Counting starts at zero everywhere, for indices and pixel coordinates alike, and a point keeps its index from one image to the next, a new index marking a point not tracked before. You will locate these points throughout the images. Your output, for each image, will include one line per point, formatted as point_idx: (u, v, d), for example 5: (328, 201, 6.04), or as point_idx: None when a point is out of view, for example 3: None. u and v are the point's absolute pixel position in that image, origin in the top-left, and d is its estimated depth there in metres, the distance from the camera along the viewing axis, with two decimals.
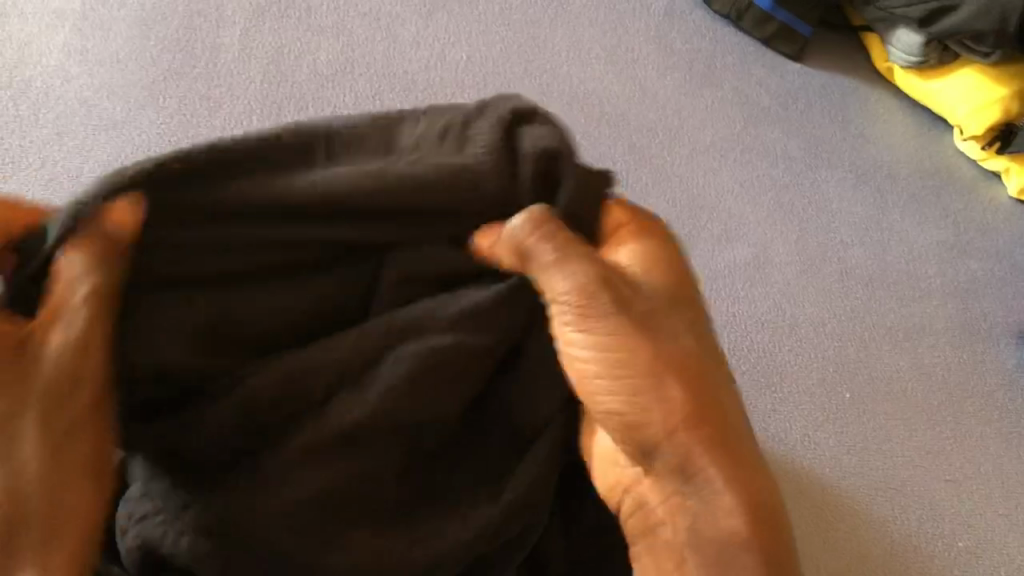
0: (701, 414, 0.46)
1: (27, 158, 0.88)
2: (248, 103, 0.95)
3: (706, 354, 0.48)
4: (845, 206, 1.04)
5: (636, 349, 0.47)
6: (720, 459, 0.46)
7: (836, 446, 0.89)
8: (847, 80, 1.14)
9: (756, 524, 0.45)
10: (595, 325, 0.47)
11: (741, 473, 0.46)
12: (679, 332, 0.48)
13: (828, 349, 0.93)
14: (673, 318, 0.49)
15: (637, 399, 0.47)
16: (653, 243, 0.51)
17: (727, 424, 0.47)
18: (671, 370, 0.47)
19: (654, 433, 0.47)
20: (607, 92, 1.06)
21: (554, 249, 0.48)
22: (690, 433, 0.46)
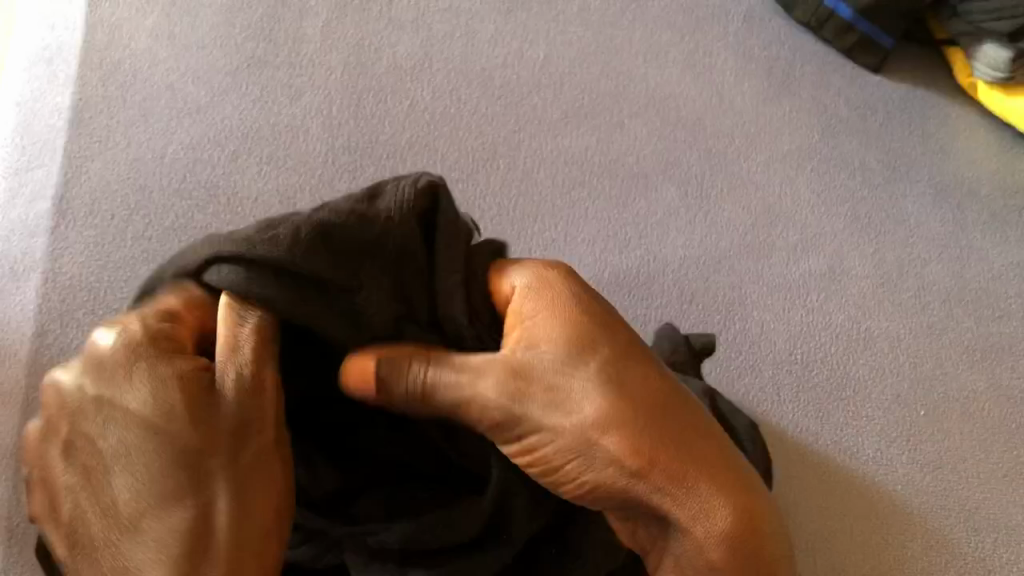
0: (641, 470, 0.49)
1: (114, 138, 0.89)
2: (328, 94, 0.96)
3: (617, 410, 0.50)
4: (924, 222, 1.02)
5: (559, 439, 0.50)
6: (672, 493, 0.50)
7: (909, 464, 0.87)
8: (929, 95, 1.12)
9: (731, 545, 0.50)
10: (523, 428, 0.51)
11: (698, 497, 0.50)
12: (587, 388, 0.51)
13: (902, 365, 0.91)
14: (577, 380, 0.51)
15: (584, 484, 0.51)
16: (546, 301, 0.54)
17: (670, 462, 0.50)
18: (595, 427, 0.50)
19: (613, 496, 0.51)
20: (684, 96, 1.05)
21: (437, 379, 0.51)
22: (639, 486, 0.50)
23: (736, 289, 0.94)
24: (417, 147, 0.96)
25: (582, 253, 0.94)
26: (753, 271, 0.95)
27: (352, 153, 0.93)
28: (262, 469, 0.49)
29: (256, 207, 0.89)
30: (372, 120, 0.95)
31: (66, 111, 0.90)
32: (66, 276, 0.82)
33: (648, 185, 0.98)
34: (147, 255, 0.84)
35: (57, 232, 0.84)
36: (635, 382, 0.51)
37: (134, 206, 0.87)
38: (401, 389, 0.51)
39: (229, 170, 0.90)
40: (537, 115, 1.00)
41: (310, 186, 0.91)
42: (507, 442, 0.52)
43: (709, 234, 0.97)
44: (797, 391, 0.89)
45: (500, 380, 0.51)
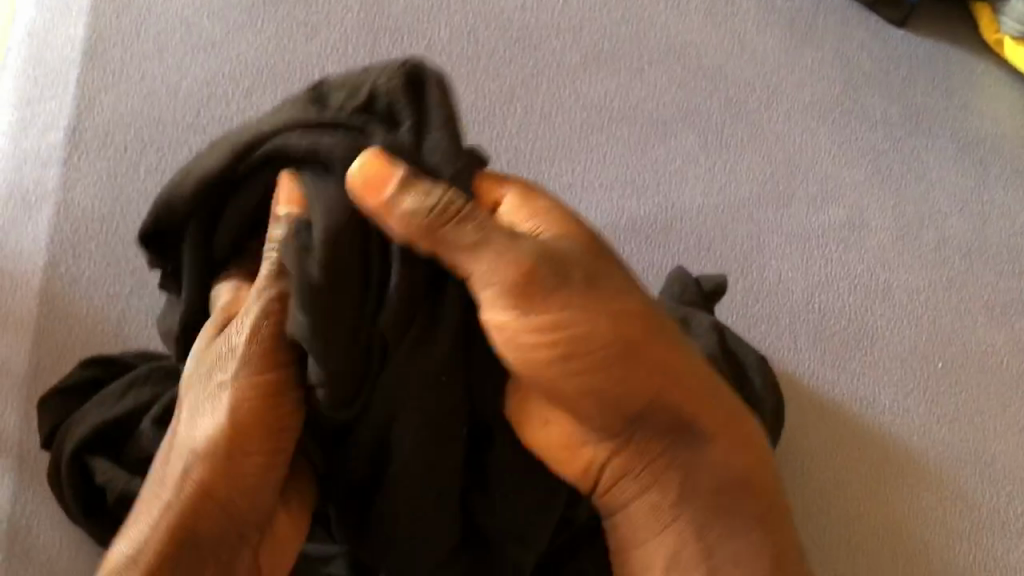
0: (669, 373, 0.58)
1: (127, 72, 0.88)
2: (344, 33, 0.94)
3: (653, 316, 0.57)
4: (945, 177, 1.00)
5: (610, 329, 0.55)
6: (690, 397, 0.60)
7: (925, 415, 0.86)
8: (953, 49, 1.10)
9: (730, 437, 0.62)
10: (554, 309, 0.54)
11: (706, 403, 0.60)
12: (617, 288, 0.56)
13: (921, 317, 0.90)
14: (607, 276, 0.56)
15: (616, 370, 0.56)
16: (536, 215, 0.58)
17: (686, 371, 0.59)
18: (630, 321, 0.56)
19: (635, 397, 0.58)
20: (705, 44, 1.03)
21: (473, 233, 0.53)
22: (667, 389, 0.58)
23: (754, 238, 0.93)
24: None
25: (598, 198, 0.93)
26: (771, 220, 0.94)
27: None
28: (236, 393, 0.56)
29: None
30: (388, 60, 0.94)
31: (79, 43, 0.88)
32: (79, 207, 0.82)
33: (668, 132, 0.97)
34: (160, 189, 0.84)
35: (70, 163, 0.83)
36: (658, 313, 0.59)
37: (147, 140, 0.85)
38: (432, 220, 0.52)
39: (244, 106, 0.89)
40: (555, 60, 0.99)
41: None
42: (517, 327, 0.53)
43: (729, 181, 0.95)
44: (814, 340, 0.88)
45: (533, 253, 0.54)
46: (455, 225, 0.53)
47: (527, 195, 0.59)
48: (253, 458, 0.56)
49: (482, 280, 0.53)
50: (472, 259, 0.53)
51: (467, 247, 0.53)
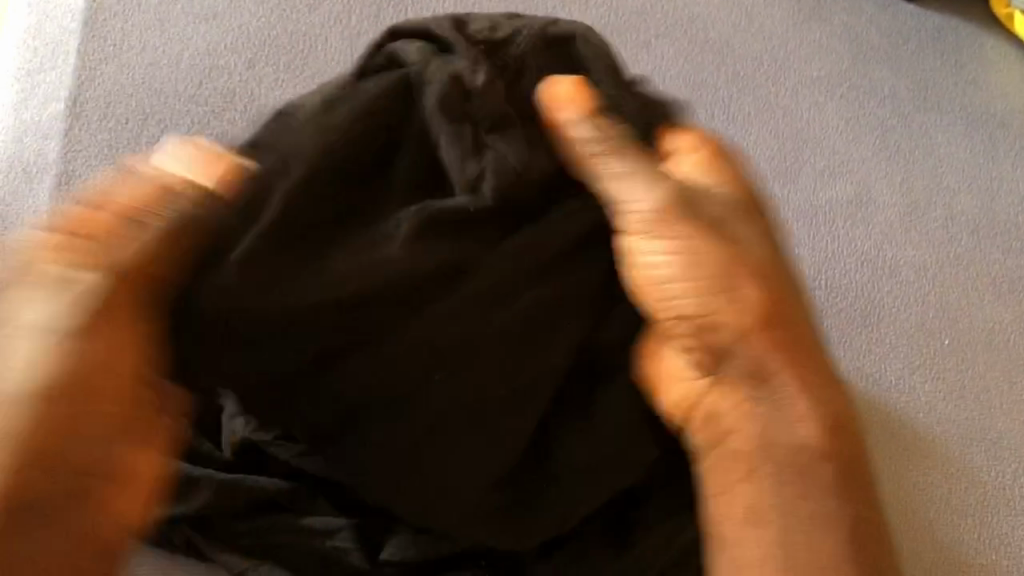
0: (774, 312, 0.48)
1: (128, 43, 0.87)
2: (348, 4, 0.93)
3: (781, 266, 0.51)
4: (953, 152, 0.99)
5: (733, 266, 0.49)
6: (797, 376, 0.47)
7: (932, 391, 0.86)
8: (963, 25, 1.09)
9: (829, 446, 0.45)
10: (675, 231, 0.49)
11: (819, 387, 0.47)
12: (754, 236, 0.51)
13: (928, 294, 0.90)
14: (747, 226, 0.51)
15: (716, 301, 0.48)
16: (722, 172, 0.53)
17: (809, 340, 0.48)
18: (755, 261, 0.49)
19: (732, 333, 0.48)
20: (713, 17, 1.03)
21: (623, 164, 0.50)
22: (763, 339, 0.47)
23: None
24: None
25: None
26: (779, 194, 0.93)
27: None
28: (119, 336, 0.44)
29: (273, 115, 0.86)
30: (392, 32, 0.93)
31: (79, 14, 0.87)
32: (80, 177, 0.80)
33: None
34: None
35: (70, 134, 0.82)
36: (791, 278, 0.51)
37: (149, 111, 0.84)
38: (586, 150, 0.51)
39: (247, 77, 0.87)
40: None
41: None
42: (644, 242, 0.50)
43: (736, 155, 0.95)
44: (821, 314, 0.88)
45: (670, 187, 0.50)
46: (609, 154, 0.51)
47: (715, 155, 0.53)
48: (98, 412, 0.42)
49: (630, 206, 0.50)
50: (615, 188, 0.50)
51: (613, 176, 0.50)
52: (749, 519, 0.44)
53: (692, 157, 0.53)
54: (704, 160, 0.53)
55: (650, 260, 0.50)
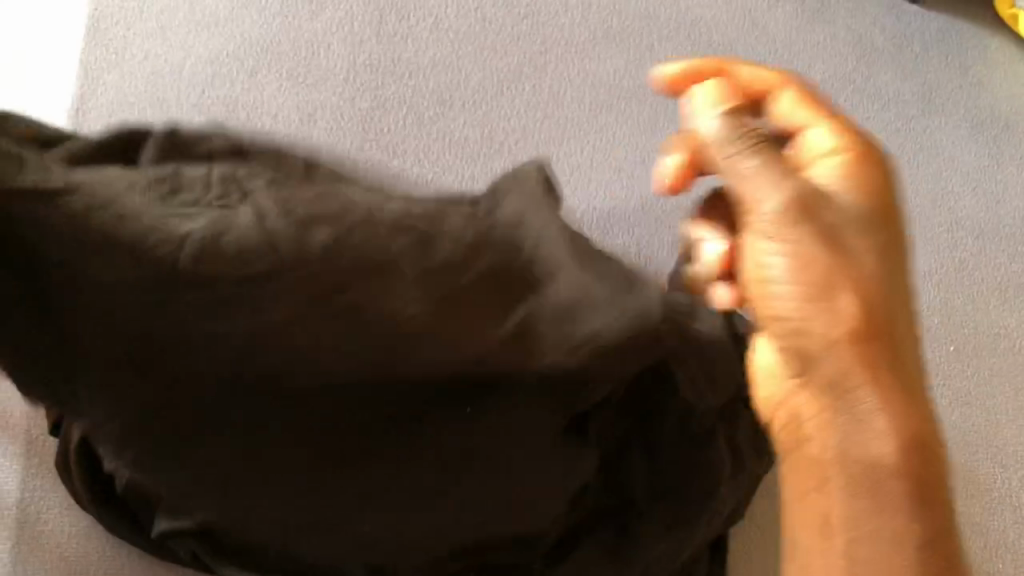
0: (875, 328, 0.43)
1: (130, 51, 0.87)
2: (350, 10, 0.93)
3: (897, 284, 0.44)
4: (958, 155, 0.99)
5: (840, 289, 0.43)
6: (875, 380, 0.43)
7: (936, 399, 0.85)
8: (968, 26, 1.08)
9: (905, 471, 0.42)
10: (785, 233, 0.44)
11: (905, 404, 0.43)
12: (869, 252, 0.44)
13: (933, 300, 0.90)
14: (866, 236, 0.44)
15: (806, 313, 0.44)
16: (866, 177, 0.45)
17: (904, 358, 0.43)
18: (856, 278, 0.43)
19: (818, 342, 0.43)
20: (716, 20, 1.03)
21: (758, 168, 0.45)
22: (853, 350, 0.42)
23: None
24: (441, 67, 0.93)
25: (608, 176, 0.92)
26: None
27: (373, 70, 0.91)
28: None
29: (277, 124, 0.86)
30: (395, 38, 0.93)
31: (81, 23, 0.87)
32: None
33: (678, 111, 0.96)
34: None
35: None
36: (915, 296, 0.45)
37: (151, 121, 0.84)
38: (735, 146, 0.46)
39: (248, 86, 0.87)
40: (563, 37, 0.98)
41: (331, 104, 0.88)
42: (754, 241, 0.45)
43: None
44: None
45: (790, 188, 0.44)
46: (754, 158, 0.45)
47: (867, 168, 0.46)
48: None
49: (753, 206, 0.45)
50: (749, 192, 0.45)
51: (741, 177, 0.45)
52: (821, 530, 0.44)
53: (834, 154, 0.46)
54: (848, 159, 0.46)
55: (762, 263, 0.45)
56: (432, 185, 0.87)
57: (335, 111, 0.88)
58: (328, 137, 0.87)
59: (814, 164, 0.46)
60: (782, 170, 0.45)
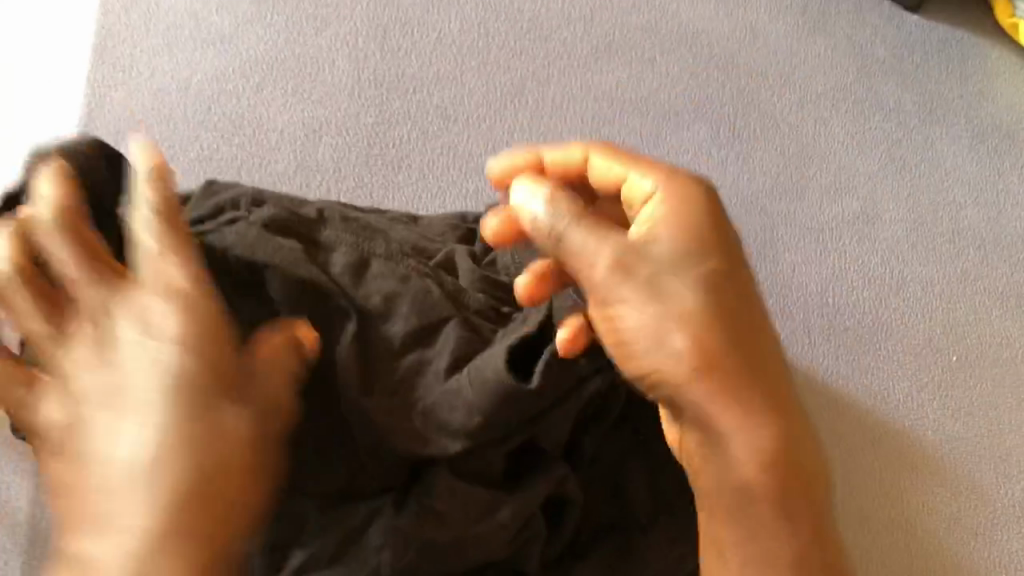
0: (711, 366, 0.50)
1: (136, 69, 0.87)
2: (354, 25, 0.94)
3: (730, 317, 0.51)
4: (959, 166, 1.00)
5: (670, 333, 0.51)
6: (726, 409, 0.50)
7: (939, 410, 0.85)
8: (968, 36, 1.09)
9: (769, 482, 0.50)
10: (625, 297, 0.51)
11: (751, 428, 0.50)
12: (690, 290, 0.51)
13: (935, 311, 0.90)
14: (688, 275, 0.52)
15: (654, 358, 0.51)
16: (681, 212, 0.54)
17: (746, 384, 0.50)
18: (686, 323, 0.51)
19: (674, 384, 0.51)
20: (718, 32, 1.04)
21: (583, 239, 0.52)
22: (700, 387, 0.50)
23: (768, 230, 0.92)
24: (445, 82, 0.93)
25: None
26: (785, 212, 0.94)
27: (378, 85, 0.91)
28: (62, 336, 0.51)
29: (282, 140, 0.87)
30: (399, 53, 0.94)
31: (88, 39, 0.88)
32: None
33: (680, 124, 0.97)
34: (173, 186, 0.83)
35: None
36: (739, 319, 0.51)
37: (159, 138, 0.85)
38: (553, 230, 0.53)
39: (254, 102, 0.88)
40: (565, 50, 0.99)
41: (336, 119, 0.89)
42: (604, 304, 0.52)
43: (742, 173, 0.95)
44: (829, 334, 0.88)
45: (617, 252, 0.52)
46: (575, 230, 0.53)
47: (672, 186, 0.55)
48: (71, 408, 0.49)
49: (580, 270, 0.53)
50: (585, 256, 0.52)
51: (578, 250, 0.53)
52: (717, 554, 0.53)
53: (652, 198, 0.55)
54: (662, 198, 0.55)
55: (615, 321, 0.52)
56: (437, 200, 0.88)
57: (340, 125, 0.89)
58: (334, 153, 0.87)
59: (646, 213, 0.55)
60: (604, 235, 0.53)
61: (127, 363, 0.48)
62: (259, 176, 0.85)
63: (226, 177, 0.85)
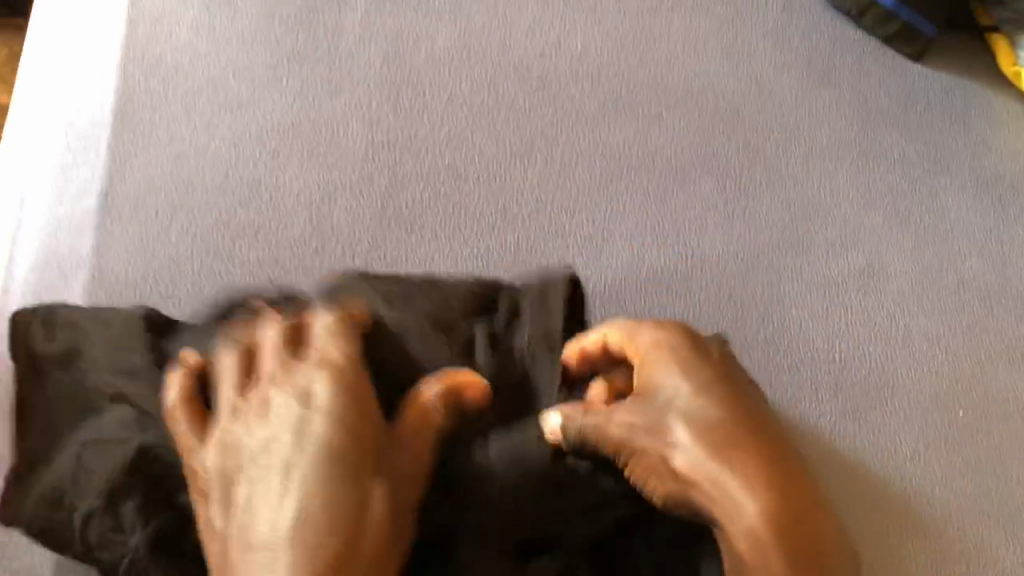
0: (700, 448, 0.63)
1: (156, 134, 0.90)
2: (368, 88, 0.97)
3: (704, 409, 0.65)
4: (964, 217, 1.01)
5: (671, 462, 0.63)
6: (721, 486, 0.61)
7: (947, 465, 0.86)
8: (972, 84, 1.11)
9: (774, 532, 0.59)
10: (613, 415, 0.66)
11: (749, 490, 0.60)
12: (664, 389, 0.67)
13: (941, 366, 0.91)
14: (661, 372, 0.68)
15: (665, 483, 0.64)
16: (649, 333, 0.71)
17: (733, 457, 0.62)
18: (664, 416, 0.65)
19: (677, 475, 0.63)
20: (723, 85, 1.05)
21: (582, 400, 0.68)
22: (697, 468, 0.62)
23: (775, 287, 0.94)
24: (455, 141, 0.96)
25: (618, 245, 0.94)
26: (791, 267, 0.95)
27: (390, 147, 0.94)
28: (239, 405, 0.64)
29: (298, 203, 0.89)
30: (411, 114, 0.96)
31: (108, 107, 0.90)
32: (112, 273, 0.83)
33: (687, 178, 0.99)
34: (191, 252, 0.85)
35: (103, 229, 0.85)
36: (720, 398, 0.65)
37: (177, 204, 0.87)
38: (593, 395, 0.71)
39: (271, 167, 0.91)
40: (574, 107, 1.01)
41: (351, 182, 0.91)
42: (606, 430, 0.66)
43: (748, 228, 0.97)
44: (836, 391, 0.89)
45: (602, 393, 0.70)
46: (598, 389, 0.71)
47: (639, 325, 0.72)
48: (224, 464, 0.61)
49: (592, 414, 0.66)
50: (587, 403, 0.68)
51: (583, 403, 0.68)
52: None
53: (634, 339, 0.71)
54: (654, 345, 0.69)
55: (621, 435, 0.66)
56: (449, 260, 0.90)
57: (355, 188, 0.91)
58: (348, 216, 0.90)
59: (637, 356, 0.71)
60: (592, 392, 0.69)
61: (290, 420, 0.61)
62: (275, 239, 0.87)
63: (244, 241, 0.87)
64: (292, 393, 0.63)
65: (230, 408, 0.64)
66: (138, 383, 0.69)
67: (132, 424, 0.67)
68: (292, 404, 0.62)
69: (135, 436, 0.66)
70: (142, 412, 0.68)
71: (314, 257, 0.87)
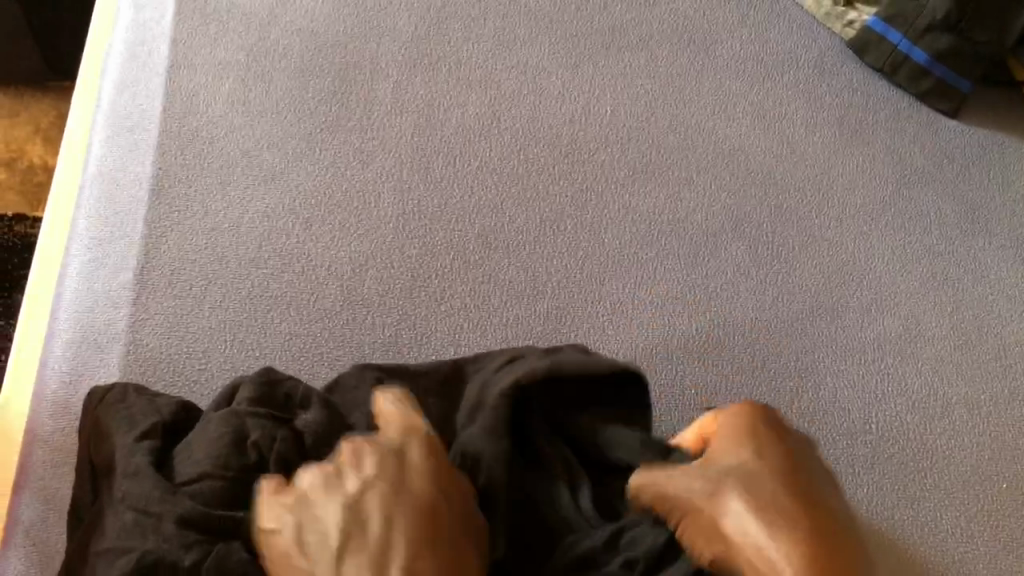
0: (759, 501, 0.61)
1: (192, 208, 0.92)
2: (399, 157, 0.98)
3: (766, 468, 0.63)
4: (1005, 278, 0.99)
5: (734, 529, 0.61)
6: (772, 536, 0.59)
7: (990, 541, 0.83)
8: (1010, 141, 1.09)
9: None
10: (674, 478, 0.66)
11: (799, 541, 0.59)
12: (724, 453, 0.65)
13: (982, 435, 0.89)
14: (725, 438, 0.66)
15: (714, 547, 0.62)
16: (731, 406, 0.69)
17: (787, 510, 0.60)
18: (720, 475, 0.64)
19: (731, 524, 0.61)
20: (753, 147, 1.05)
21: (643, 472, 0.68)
22: (747, 518, 0.61)
23: (809, 354, 0.93)
24: (486, 210, 0.96)
25: (646, 312, 0.93)
26: (826, 333, 0.94)
27: (421, 216, 0.95)
28: (332, 484, 0.61)
29: (329, 275, 0.90)
30: (441, 183, 0.97)
31: (147, 181, 0.92)
32: (146, 347, 0.84)
33: (719, 243, 0.98)
34: (222, 324, 0.86)
35: (139, 304, 0.86)
36: (786, 456, 0.64)
37: (211, 276, 0.89)
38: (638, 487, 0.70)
39: (304, 238, 0.92)
40: (603, 172, 1.01)
41: (381, 253, 0.92)
42: (662, 491, 0.66)
43: (781, 294, 0.96)
44: (872, 464, 0.87)
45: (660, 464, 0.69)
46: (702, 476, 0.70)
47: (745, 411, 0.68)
48: (332, 533, 0.59)
49: (650, 482, 0.67)
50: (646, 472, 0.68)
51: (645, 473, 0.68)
52: None
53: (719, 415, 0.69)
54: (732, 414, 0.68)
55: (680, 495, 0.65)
56: (478, 329, 0.90)
57: (385, 258, 0.92)
58: (379, 286, 0.90)
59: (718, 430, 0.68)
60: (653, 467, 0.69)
61: (397, 487, 0.61)
62: (306, 312, 0.88)
63: (275, 312, 0.88)
64: (398, 463, 0.62)
65: (334, 483, 0.61)
66: (139, 481, 0.67)
67: (133, 529, 0.65)
68: (392, 468, 0.62)
69: (138, 542, 0.65)
70: (141, 513, 0.66)
71: (344, 328, 0.88)
